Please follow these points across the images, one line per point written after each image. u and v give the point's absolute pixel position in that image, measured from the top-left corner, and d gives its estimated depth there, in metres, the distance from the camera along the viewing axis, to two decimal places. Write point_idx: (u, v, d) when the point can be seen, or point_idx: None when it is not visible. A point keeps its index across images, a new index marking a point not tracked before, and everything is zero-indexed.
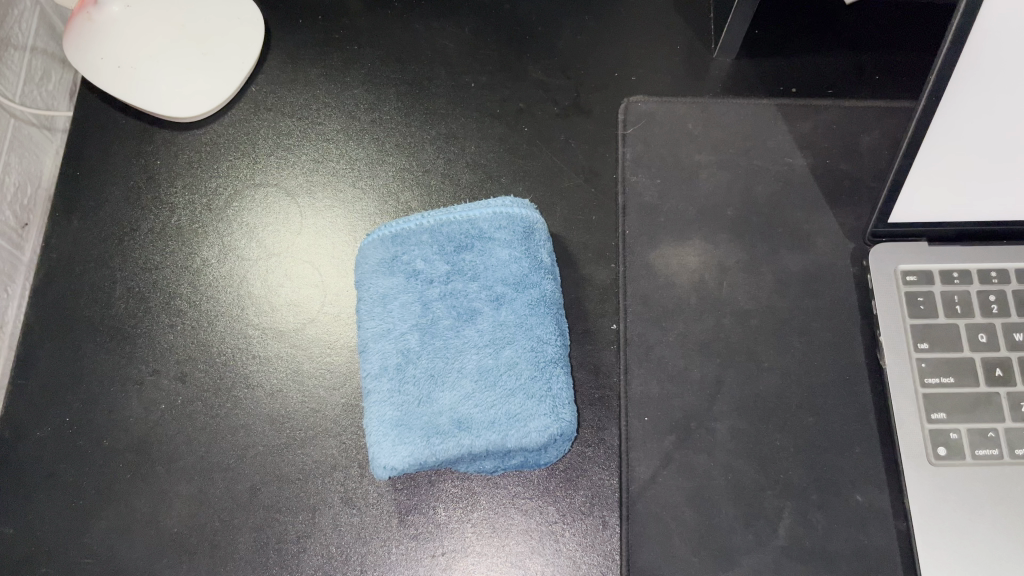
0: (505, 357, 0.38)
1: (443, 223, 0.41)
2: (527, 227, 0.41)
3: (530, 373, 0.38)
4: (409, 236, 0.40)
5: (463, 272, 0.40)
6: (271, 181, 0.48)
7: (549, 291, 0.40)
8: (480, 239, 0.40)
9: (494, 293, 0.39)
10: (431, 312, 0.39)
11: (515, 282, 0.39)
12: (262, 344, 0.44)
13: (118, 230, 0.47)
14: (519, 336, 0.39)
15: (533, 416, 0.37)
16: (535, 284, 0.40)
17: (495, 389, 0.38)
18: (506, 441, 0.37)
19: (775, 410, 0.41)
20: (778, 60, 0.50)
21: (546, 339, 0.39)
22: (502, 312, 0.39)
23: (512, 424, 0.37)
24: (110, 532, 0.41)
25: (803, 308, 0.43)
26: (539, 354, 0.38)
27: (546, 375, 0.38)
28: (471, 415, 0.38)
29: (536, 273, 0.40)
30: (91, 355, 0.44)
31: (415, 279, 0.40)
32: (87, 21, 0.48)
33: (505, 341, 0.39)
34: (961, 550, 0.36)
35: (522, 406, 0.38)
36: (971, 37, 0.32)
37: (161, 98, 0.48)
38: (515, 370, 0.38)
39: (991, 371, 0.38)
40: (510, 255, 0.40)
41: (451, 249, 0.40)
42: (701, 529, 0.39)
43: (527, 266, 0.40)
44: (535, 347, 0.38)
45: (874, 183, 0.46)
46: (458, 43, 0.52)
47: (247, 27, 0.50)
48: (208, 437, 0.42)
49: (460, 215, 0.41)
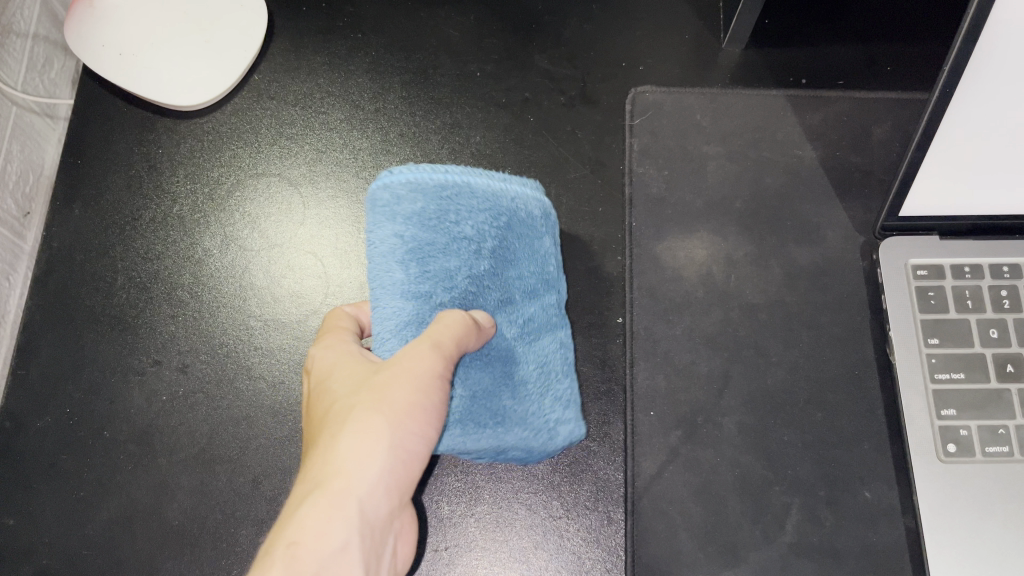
0: (535, 355, 0.38)
1: (496, 194, 0.37)
2: (554, 224, 0.40)
3: (557, 377, 0.39)
4: (462, 197, 0.36)
5: (506, 254, 0.38)
6: (274, 171, 0.48)
7: (563, 291, 0.40)
8: (525, 225, 0.38)
9: (528, 288, 0.39)
10: (473, 284, 0.36)
11: (544, 281, 0.39)
12: (265, 336, 0.44)
13: (118, 221, 0.47)
14: (546, 338, 0.39)
15: (563, 421, 0.39)
16: (555, 282, 0.40)
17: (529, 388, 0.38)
18: (540, 445, 0.38)
19: (783, 406, 0.40)
20: (789, 50, 0.49)
21: (565, 344, 0.40)
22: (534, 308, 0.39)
23: (543, 430, 0.38)
24: (111, 523, 0.41)
25: (812, 301, 0.42)
26: (566, 358, 0.40)
27: (571, 379, 0.39)
28: (506, 409, 0.37)
29: (558, 274, 0.40)
30: (91, 346, 0.44)
31: (461, 245, 0.36)
32: (89, 8, 0.48)
33: (534, 339, 0.39)
34: (971, 548, 0.36)
35: (554, 407, 0.38)
36: (989, 27, 0.32)
37: (161, 86, 0.47)
38: (547, 371, 0.39)
39: (1002, 367, 0.38)
40: (544, 253, 0.39)
41: (498, 223, 0.37)
42: (708, 525, 0.38)
43: (554, 267, 0.40)
44: (562, 349, 0.39)
45: (885, 176, 0.45)
46: (463, 32, 0.51)
47: (250, 14, 0.49)
48: (209, 428, 0.42)
49: (510, 191, 0.38)
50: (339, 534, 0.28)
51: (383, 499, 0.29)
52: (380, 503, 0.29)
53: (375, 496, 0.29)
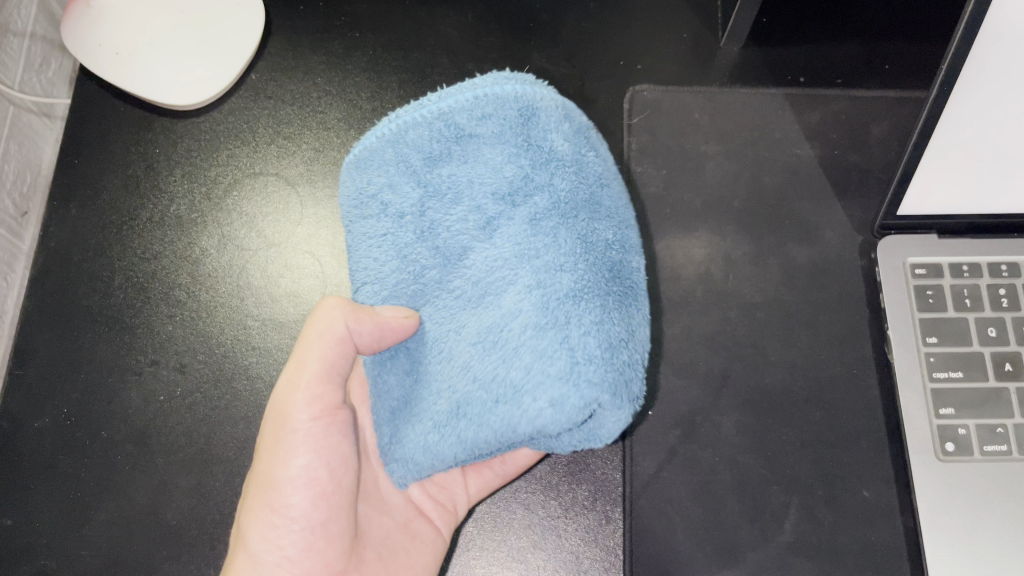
0: (505, 305, 0.29)
1: (414, 125, 0.31)
2: (525, 108, 0.30)
3: (539, 326, 0.28)
4: (372, 155, 0.32)
5: (440, 193, 0.31)
6: (271, 170, 0.48)
7: (562, 192, 0.29)
8: (459, 141, 0.30)
9: (483, 217, 0.30)
10: (411, 249, 0.32)
11: (506, 195, 0.30)
12: (262, 336, 0.44)
13: (116, 221, 0.46)
14: (524, 276, 0.29)
15: (539, 388, 0.28)
16: (537, 189, 0.29)
17: (484, 359, 0.29)
18: (513, 429, 0.28)
19: (781, 405, 0.40)
20: (789, 49, 0.49)
21: (568, 277, 0.28)
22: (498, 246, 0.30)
23: (510, 403, 0.28)
24: (108, 523, 0.41)
25: (811, 300, 0.42)
26: (545, 294, 0.28)
27: (568, 330, 0.27)
28: (468, 396, 0.29)
29: (537, 172, 0.29)
30: (89, 346, 0.44)
31: (386, 213, 0.32)
32: (85, 7, 0.48)
33: (500, 288, 0.29)
34: (970, 547, 0.36)
35: (523, 373, 0.28)
36: (986, 25, 0.32)
37: (158, 85, 0.47)
38: (515, 326, 0.28)
39: (1001, 366, 0.38)
40: (499, 157, 0.30)
41: (426, 158, 0.31)
42: (706, 524, 0.38)
43: (526, 163, 0.29)
44: (540, 284, 0.28)
45: (883, 175, 0.45)
46: (461, 30, 0.51)
47: (247, 13, 0.49)
48: (207, 429, 0.42)
49: (437, 110, 0.31)
50: (266, 558, 0.35)
51: (280, 568, 0.35)
52: (279, 568, 0.35)
53: (269, 562, 0.35)
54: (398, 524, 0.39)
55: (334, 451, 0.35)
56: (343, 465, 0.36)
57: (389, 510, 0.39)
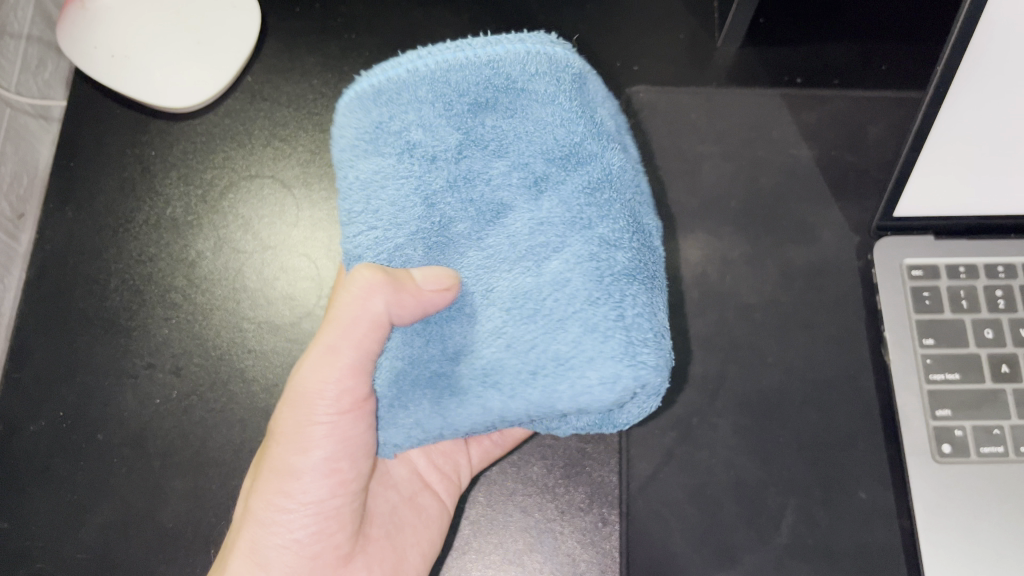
0: (548, 272, 0.29)
1: (456, 77, 0.30)
2: (579, 76, 0.31)
3: (589, 300, 0.28)
4: (401, 91, 0.31)
5: (483, 143, 0.30)
6: (267, 172, 0.48)
7: (613, 165, 0.30)
8: (509, 92, 0.30)
9: (530, 175, 0.30)
10: (434, 202, 0.31)
11: (562, 157, 0.30)
12: (258, 339, 0.44)
13: (112, 224, 0.46)
14: (564, 242, 0.29)
15: (586, 362, 0.28)
16: (591, 153, 0.30)
17: (526, 330, 0.29)
18: (550, 399, 0.28)
19: (778, 407, 0.40)
20: (790, 49, 0.48)
21: (614, 246, 0.28)
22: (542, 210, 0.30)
23: (553, 375, 0.28)
24: (105, 527, 0.41)
25: (807, 301, 0.42)
26: (601, 265, 0.28)
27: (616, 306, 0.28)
28: (505, 361, 0.29)
29: (593, 142, 0.30)
30: (85, 348, 0.44)
31: (409, 154, 0.31)
32: (81, 10, 0.48)
33: (550, 252, 0.29)
34: (967, 549, 0.36)
35: (575, 343, 0.28)
36: (981, 27, 0.32)
37: (153, 87, 0.47)
38: (563, 287, 0.28)
39: (997, 367, 0.38)
40: (553, 116, 0.30)
41: (467, 116, 0.30)
42: (703, 527, 0.38)
43: (581, 130, 0.30)
44: (595, 255, 0.28)
45: (879, 176, 0.45)
46: (457, 32, 0.51)
47: (243, 15, 0.49)
48: (204, 432, 0.42)
49: (485, 67, 0.30)
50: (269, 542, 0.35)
51: (284, 551, 0.35)
52: (284, 552, 0.35)
53: (275, 545, 0.35)
54: (404, 498, 0.40)
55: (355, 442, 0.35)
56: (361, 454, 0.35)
57: (394, 485, 0.40)
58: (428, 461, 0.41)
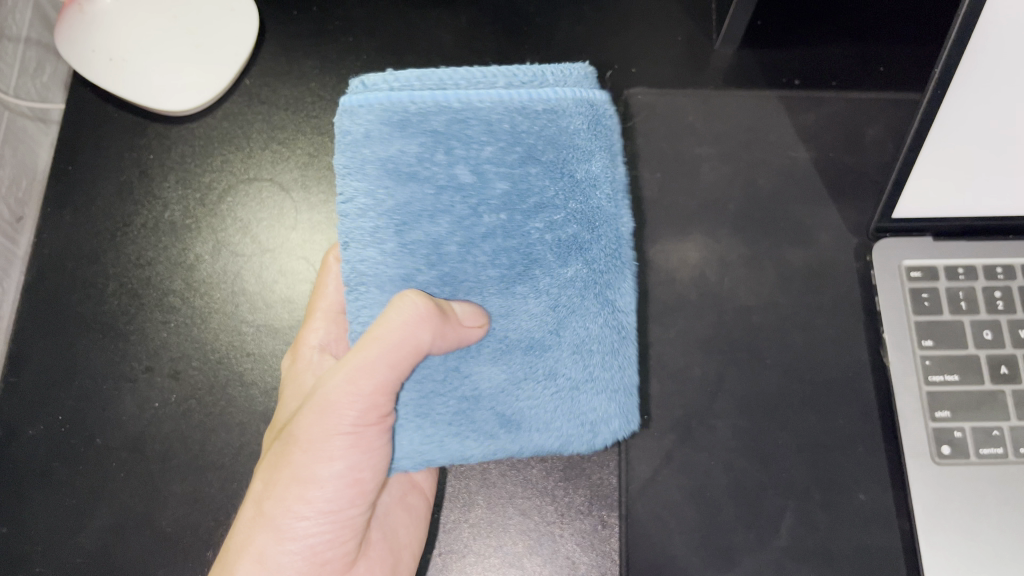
0: (568, 334, 0.32)
1: (507, 123, 0.31)
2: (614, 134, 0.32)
3: (587, 381, 0.33)
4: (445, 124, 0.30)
5: (523, 196, 0.31)
6: (265, 175, 0.48)
7: (624, 229, 0.32)
8: (557, 154, 0.31)
9: (562, 236, 0.32)
10: (465, 237, 0.31)
11: (589, 220, 0.32)
12: (257, 342, 0.44)
13: (110, 228, 0.46)
14: (583, 320, 0.32)
15: (595, 412, 0.33)
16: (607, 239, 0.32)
17: (532, 384, 0.33)
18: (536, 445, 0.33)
19: (777, 409, 0.40)
20: (788, 51, 0.48)
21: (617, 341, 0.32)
22: (567, 286, 0.32)
23: (568, 422, 0.33)
24: (104, 531, 0.41)
25: (806, 303, 0.42)
26: (613, 332, 0.32)
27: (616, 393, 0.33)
28: (522, 414, 0.33)
29: (614, 205, 0.32)
30: (84, 352, 0.44)
31: (444, 191, 0.31)
32: (79, 13, 0.47)
33: (570, 312, 0.32)
34: (967, 550, 0.36)
35: (588, 401, 0.33)
36: (979, 29, 0.32)
37: (152, 91, 0.47)
38: (583, 350, 0.32)
39: (996, 368, 0.38)
40: (594, 177, 0.31)
41: (514, 160, 0.31)
42: (703, 529, 0.38)
43: (609, 195, 0.32)
44: (611, 322, 0.32)
45: (877, 177, 0.45)
46: (454, 34, 0.51)
47: (241, 18, 0.49)
48: (203, 435, 0.42)
49: (531, 116, 0.31)
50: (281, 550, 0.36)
51: (295, 557, 0.37)
52: (294, 556, 0.37)
53: (289, 555, 0.37)
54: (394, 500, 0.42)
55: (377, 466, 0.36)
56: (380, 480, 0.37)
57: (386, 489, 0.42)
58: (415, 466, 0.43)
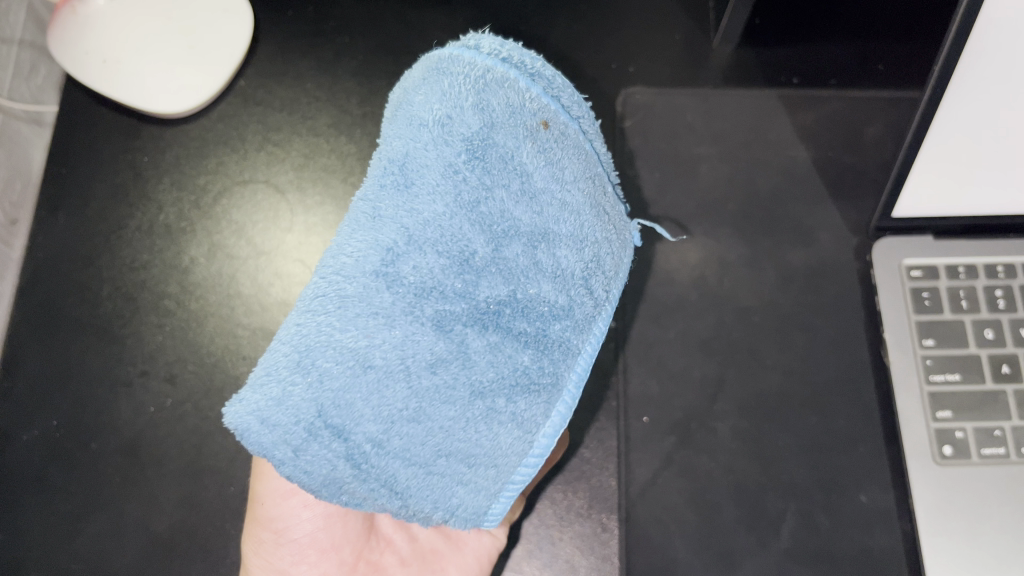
0: (386, 406, 0.24)
1: (453, 119, 0.25)
2: (475, 150, 0.24)
3: (472, 453, 0.26)
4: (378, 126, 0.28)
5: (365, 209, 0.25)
6: (260, 178, 0.47)
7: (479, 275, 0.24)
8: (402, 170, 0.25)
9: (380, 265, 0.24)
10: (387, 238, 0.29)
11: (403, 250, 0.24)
12: (252, 346, 0.43)
13: (104, 231, 0.46)
14: (474, 377, 0.25)
15: (426, 497, 0.26)
16: (505, 282, 0.24)
17: (377, 454, 0.25)
18: (387, 511, 0.27)
19: (778, 410, 0.40)
20: (788, 49, 0.48)
21: (513, 408, 0.26)
22: (429, 339, 0.24)
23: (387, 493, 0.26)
24: (100, 537, 0.40)
25: (806, 303, 0.42)
26: (435, 403, 0.25)
27: (490, 458, 0.27)
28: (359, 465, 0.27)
29: (459, 238, 0.24)
30: (78, 356, 0.43)
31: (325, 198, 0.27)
32: (71, 15, 0.47)
33: (380, 373, 0.24)
34: (969, 552, 0.36)
35: (413, 481, 0.26)
36: (979, 25, 0.31)
37: (145, 93, 0.47)
38: (398, 432, 0.25)
39: (998, 368, 0.37)
40: (431, 198, 0.24)
41: (452, 167, 0.24)
42: (703, 532, 0.38)
43: (443, 217, 0.24)
44: (428, 392, 0.24)
45: (878, 176, 0.45)
46: (451, 34, 0.50)
47: (235, 19, 0.48)
48: (199, 440, 0.42)
49: (480, 109, 0.25)
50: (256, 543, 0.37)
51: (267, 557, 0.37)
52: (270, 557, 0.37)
53: (260, 544, 0.36)
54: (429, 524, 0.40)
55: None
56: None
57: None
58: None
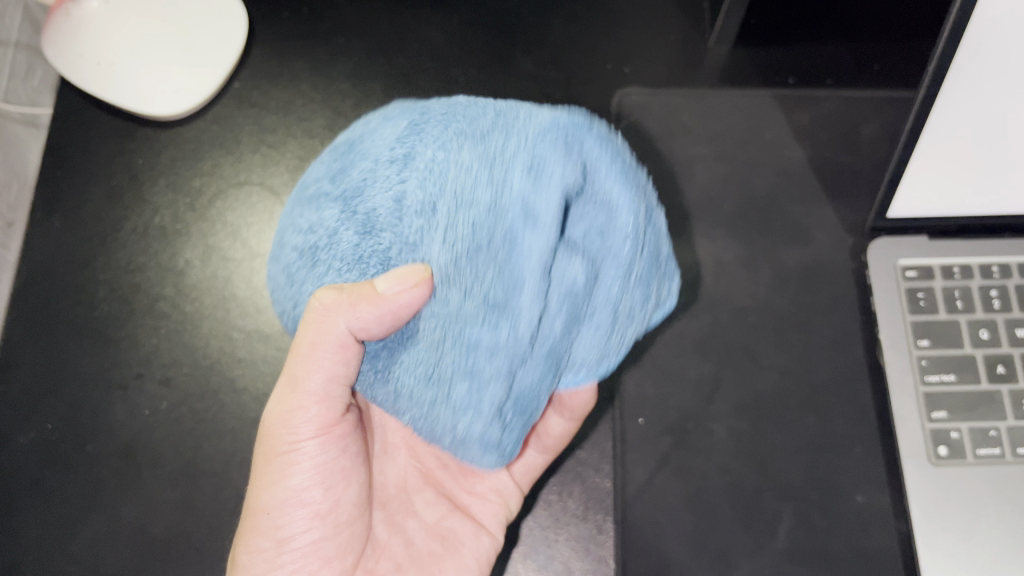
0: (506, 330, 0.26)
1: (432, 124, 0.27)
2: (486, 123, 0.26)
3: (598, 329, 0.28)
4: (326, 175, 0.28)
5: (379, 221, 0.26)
6: (256, 180, 0.47)
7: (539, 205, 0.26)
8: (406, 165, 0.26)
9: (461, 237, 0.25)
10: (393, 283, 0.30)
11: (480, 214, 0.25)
12: (247, 348, 0.43)
13: (99, 233, 0.46)
14: (573, 286, 0.27)
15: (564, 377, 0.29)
16: (554, 166, 0.26)
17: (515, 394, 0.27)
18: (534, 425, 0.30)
19: (773, 411, 0.40)
20: (784, 49, 0.48)
21: (624, 261, 0.28)
22: (543, 192, 0.25)
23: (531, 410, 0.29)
24: (96, 540, 0.40)
25: (801, 304, 0.42)
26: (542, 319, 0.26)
27: (609, 327, 0.28)
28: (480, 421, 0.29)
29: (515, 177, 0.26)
30: (73, 359, 0.43)
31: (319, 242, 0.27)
32: (65, 17, 0.47)
33: (511, 291, 0.26)
34: (965, 552, 0.35)
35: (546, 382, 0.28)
36: (973, 25, 0.31)
37: (139, 95, 0.47)
38: (529, 340, 0.26)
39: (993, 368, 0.37)
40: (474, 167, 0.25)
41: (463, 135, 0.26)
42: (699, 533, 0.38)
43: (493, 174, 0.25)
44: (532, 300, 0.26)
45: (873, 176, 0.45)
46: (446, 35, 0.50)
47: (229, 21, 0.48)
48: (194, 442, 0.42)
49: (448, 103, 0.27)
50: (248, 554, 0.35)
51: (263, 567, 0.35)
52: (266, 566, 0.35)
53: (260, 552, 0.35)
54: (427, 526, 0.40)
55: (331, 465, 0.35)
56: (343, 481, 0.36)
57: (418, 513, 0.40)
58: (468, 494, 0.42)
